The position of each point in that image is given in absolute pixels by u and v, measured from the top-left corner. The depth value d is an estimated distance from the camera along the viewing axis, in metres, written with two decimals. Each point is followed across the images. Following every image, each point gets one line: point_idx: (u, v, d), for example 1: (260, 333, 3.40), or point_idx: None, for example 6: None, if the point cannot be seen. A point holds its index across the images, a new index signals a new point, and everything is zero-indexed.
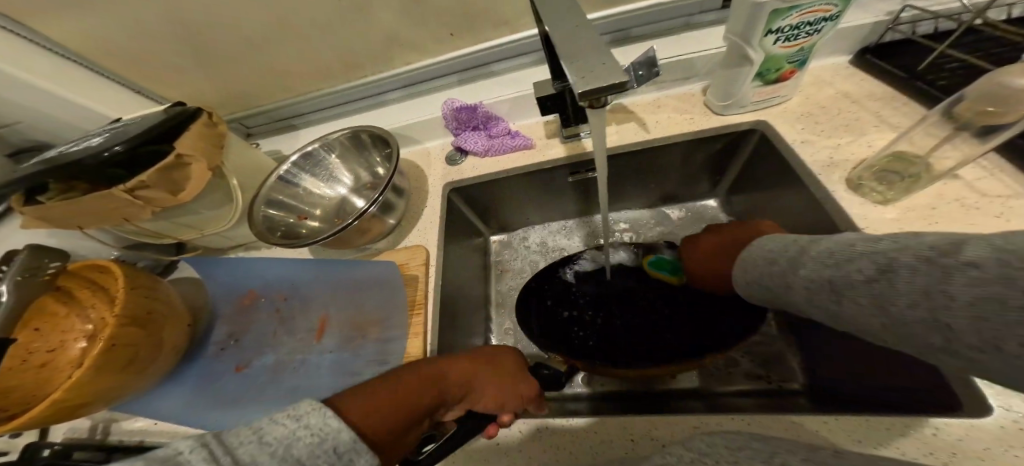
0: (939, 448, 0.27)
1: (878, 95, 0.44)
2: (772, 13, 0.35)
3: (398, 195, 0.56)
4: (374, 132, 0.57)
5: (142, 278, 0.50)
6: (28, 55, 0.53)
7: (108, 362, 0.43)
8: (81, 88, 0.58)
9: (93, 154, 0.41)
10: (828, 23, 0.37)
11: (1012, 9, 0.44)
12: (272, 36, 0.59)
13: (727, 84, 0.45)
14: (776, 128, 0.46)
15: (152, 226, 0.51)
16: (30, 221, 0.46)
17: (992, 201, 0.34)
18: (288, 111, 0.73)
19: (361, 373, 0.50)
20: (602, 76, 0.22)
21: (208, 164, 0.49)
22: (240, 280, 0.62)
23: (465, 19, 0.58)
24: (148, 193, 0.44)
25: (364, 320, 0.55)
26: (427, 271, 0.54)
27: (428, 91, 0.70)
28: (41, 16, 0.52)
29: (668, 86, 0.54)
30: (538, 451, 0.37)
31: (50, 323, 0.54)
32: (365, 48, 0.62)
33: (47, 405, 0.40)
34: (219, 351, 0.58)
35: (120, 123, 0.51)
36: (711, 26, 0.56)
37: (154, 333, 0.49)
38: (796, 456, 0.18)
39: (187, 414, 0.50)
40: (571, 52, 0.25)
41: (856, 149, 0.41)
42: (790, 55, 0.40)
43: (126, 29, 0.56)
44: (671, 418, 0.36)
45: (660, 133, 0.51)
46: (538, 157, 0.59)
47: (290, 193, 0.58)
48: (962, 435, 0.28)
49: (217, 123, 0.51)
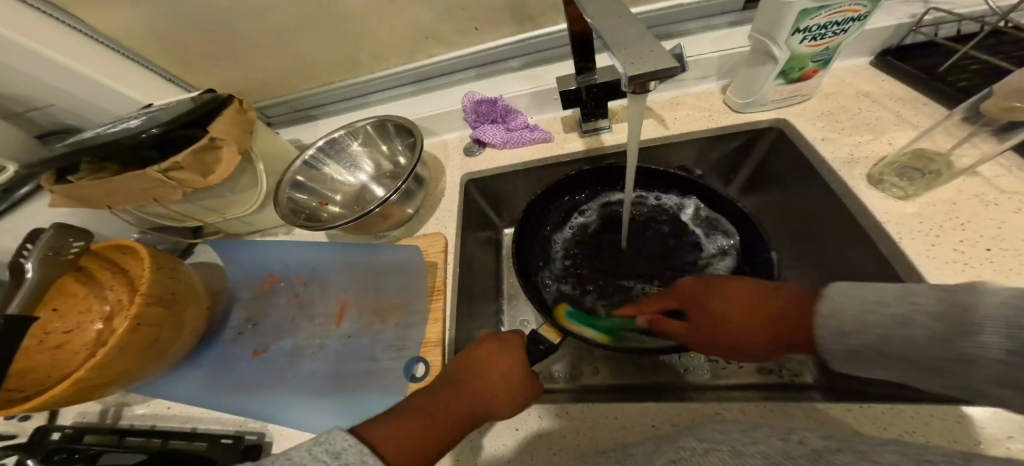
0: (963, 435, 0.30)
1: (899, 95, 0.46)
2: (802, 12, 0.36)
3: (419, 184, 0.57)
4: (399, 122, 0.58)
5: (166, 260, 0.51)
6: (64, 38, 0.54)
7: (134, 341, 0.44)
8: (111, 71, 0.59)
9: (130, 135, 0.43)
10: (855, 23, 0.38)
11: None
12: (299, 27, 0.60)
13: (748, 82, 0.47)
14: (795, 126, 0.47)
15: (178, 207, 0.52)
16: (59, 199, 0.47)
17: (1011, 198, 0.35)
18: (308, 101, 0.74)
19: (379, 358, 0.51)
20: (650, 62, 0.23)
21: (238, 148, 0.50)
22: (259, 265, 0.63)
23: (491, 13, 0.60)
24: (180, 175, 0.45)
25: (382, 306, 0.56)
26: (446, 258, 0.55)
27: (447, 84, 0.71)
28: (78, 3, 0.53)
29: (687, 85, 0.56)
30: (558, 436, 0.38)
31: (69, 303, 0.55)
32: (390, 39, 0.63)
33: (72, 382, 0.41)
34: (237, 335, 0.59)
35: (153, 108, 0.52)
36: (730, 27, 0.57)
37: (176, 314, 0.50)
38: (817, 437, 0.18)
39: (205, 396, 0.51)
40: (614, 42, 0.26)
41: (877, 147, 0.43)
42: (815, 54, 0.41)
43: (159, 18, 0.57)
44: (695, 404, 0.38)
45: (678, 129, 0.52)
46: (556, 150, 0.60)
47: (312, 177, 0.60)
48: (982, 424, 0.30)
49: (247, 110, 0.53)
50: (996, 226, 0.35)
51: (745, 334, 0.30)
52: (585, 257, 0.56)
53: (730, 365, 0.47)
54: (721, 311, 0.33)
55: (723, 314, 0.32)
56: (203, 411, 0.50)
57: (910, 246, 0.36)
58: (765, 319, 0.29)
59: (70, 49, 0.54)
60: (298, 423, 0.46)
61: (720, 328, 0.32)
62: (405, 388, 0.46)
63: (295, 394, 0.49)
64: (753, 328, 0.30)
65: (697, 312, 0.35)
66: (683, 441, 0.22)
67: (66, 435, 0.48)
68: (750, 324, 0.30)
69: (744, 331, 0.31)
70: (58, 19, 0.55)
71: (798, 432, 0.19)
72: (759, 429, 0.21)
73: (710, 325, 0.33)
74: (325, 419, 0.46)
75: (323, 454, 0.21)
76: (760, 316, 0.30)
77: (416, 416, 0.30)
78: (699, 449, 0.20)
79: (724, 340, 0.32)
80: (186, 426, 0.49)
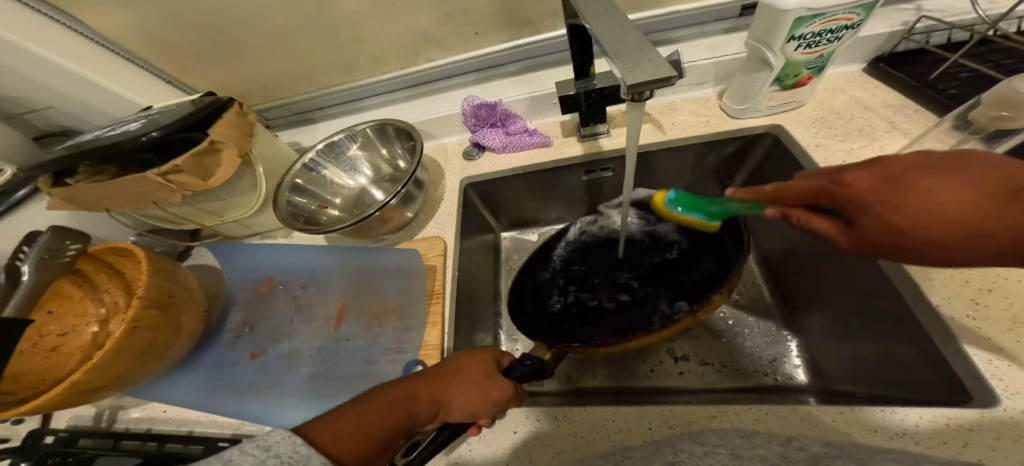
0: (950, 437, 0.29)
1: (891, 102, 0.46)
2: (797, 20, 0.37)
3: (419, 188, 0.57)
4: (398, 126, 0.59)
5: (163, 262, 0.51)
6: (63, 41, 0.54)
7: (132, 344, 0.44)
8: (110, 73, 0.59)
9: (130, 138, 0.43)
10: (848, 31, 0.39)
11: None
12: (300, 30, 0.60)
13: (744, 88, 0.47)
14: (790, 131, 0.48)
15: (176, 210, 0.52)
16: (56, 202, 0.47)
17: None
18: (308, 104, 0.75)
19: (378, 361, 0.51)
20: (648, 70, 0.24)
21: (238, 151, 0.50)
22: (258, 268, 0.63)
23: (491, 18, 0.60)
24: (179, 177, 0.45)
25: (380, 309, 0.56)
26: (445, 261, 0.55)
27: (446, 88, 0.71)
28: (79, 6, 0.54)
29: (684, 91, 0.56)
30: (555, 439, 0.38)
31: (64, 307, 0.54)
32: (390, 43, 0.64)
33: (70, 385, 0.40)
34: (233, 339, 0.58)
35: (153, 111, 0.52)
36: (726, 33, 0.58)
37: (174, 317, 0.50)
38: (810, 443, 0.19)
39: (201, 400, 0.51)
40: (614, 50, 0.26)
41: (870, 153, 0.43)
42: (809, 61, 0.42)
43: (160, 21, 0.57)
44: (694, 407, 0.37)
45: (675, 134, 0.53)
46: (554, 154, 0.61)
47: (311, 181, 0.60)
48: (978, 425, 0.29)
49: (247, 113, 0.53)
50: None
51: (956, 230, 0.21)
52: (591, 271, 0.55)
53: (726, 368, 0.47)
54: (903, 198, 0.23)
55: (914, 204, 0.23)
56: (201, 414, 0.49)
57: None
58: (996, 202, 0.20)
59: (70, 52, 0.55)
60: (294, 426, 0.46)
61: (908, 226, 0.23)
62: None
63: (293, 398, 0.49)
64: (967, 217, 0.21)
65: (859, 201, 0.25)
66: (680, 445, 0.22)
67: (60, 439, 0.48)
68: (964, 210, 0.21)
69: (957, 221, 0.21)
70: (59, 22, 0.55)
71: (795, 441, 0.19)
72: (753, 431, 0.21)
73: (899, 222, 0.23)
74: None
75: (255, 446, 0.20)
76: (991, 197, 0.20)
77: (366, 407, 0.30)
78: (693, 451, 0.20)
79: (895, 237, 0.24)
80: (182, 429, 0.48)
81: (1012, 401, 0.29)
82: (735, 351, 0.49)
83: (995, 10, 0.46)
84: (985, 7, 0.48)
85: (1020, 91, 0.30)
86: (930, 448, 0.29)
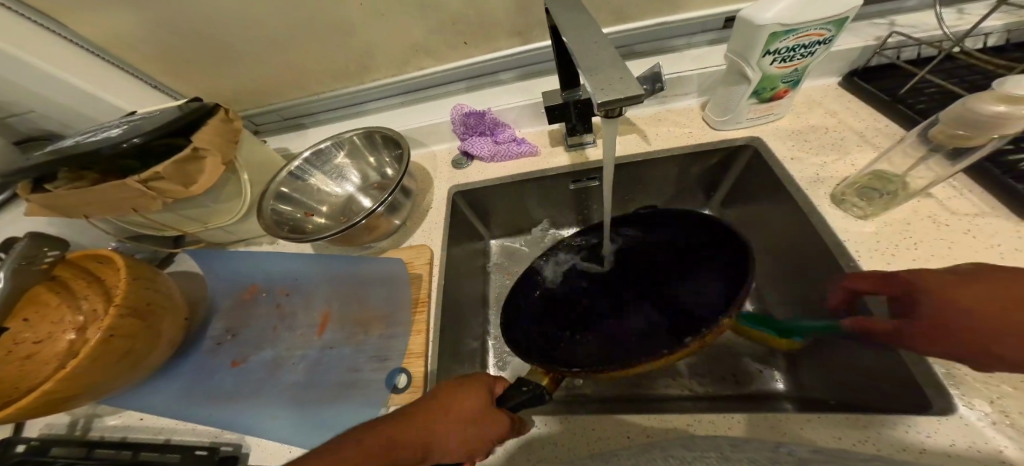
0: (911, 445, 0.29)
1: (863, 115, 0.48)
2: (771, 35, 0.38)
3: (406, 196, 0.57)
4: (386, 134, 0.59)
5: (144, 269, 0.50)
6: (42, 43, 0.54)
7: (105, 353, 0.43)
8: (94, 76, 0.59)
9: (111, 145, 0.42)
10: (821, 45, 0.40)
11: (988, 38, 0.47)
12: (288, 37, 0.60)
13: (725, 100, 0.48)
14: (769, 143, 0.49)
15: (158, 217, 0.51)
16: (34, 208, 0.46)
17: (960, 219, 0.38)
18: (298, 110, 0.75)
19: (362, 369, 0.50)
20: (618, 87, 0.24)
21: (222, 159, 0.50)
22: (240, 275, 0.62)
23: (478, 28, 0.61)
24: (160, 185, 0.44)
25: (366, 316, 0.55)
26: (431, 270, 0.55)
27: (437, 96, 0.72)
28: (64, 11, 0.54)
29: (669, 101, 0.57)
30: (533, 448, 0.38)
31: (40, 314, 0.53)
32: (379, 53, 0.64)
33: (39, 395, 0.39)
34: (215, 346, 0.57)
35: (137, 116, 0.52)
36: (711, 45, 0.59)
37: (152, 325, 0.49)
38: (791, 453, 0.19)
39: (179, 409, 0.50)
40: (589, 66, 0.27)
41: (842, 167, 0.45)
42: (785, 75, 0.43)
43: (147, 27, 0.57)
44: (670, 415, 0.37)
45: (659, 144, 0.53)
46: (541, 163, 0.61)
47: (297, 189, 0.60)
48: (934, 431, 0.29)
49: (233, 119, 0.53)
50: (946, 245, 0.37)
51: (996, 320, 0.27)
52: (572, 289, 0.52)
53: (705, 377, 0.48)
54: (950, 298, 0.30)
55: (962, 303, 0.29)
56: (178, 422, 0.48)
57: (867, 261, 0.38)
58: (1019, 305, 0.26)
59: (52, 56, 0.54)
60: (273, 433, 0.45)
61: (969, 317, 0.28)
62: (386, 399, 0.46)
63: (272, 405, 0.49)
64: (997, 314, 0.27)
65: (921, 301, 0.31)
66: (672, 452, 0.23)
67: (32, 447, 0.46)
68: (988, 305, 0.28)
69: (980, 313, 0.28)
70: (41, 25, 0.54)
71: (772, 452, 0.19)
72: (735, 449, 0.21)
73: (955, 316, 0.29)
74: (300, 431, 0.45)
75: None
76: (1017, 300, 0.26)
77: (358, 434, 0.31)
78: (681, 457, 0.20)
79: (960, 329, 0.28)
80: (159, 437, 0.47)
81: (967, 409, 0.29)
82: (718, 360, 0.49)
83: (961, 27, 0.48)
84: (950, 25, 0.49)
85: (970, 109, 0.31)
86: (890, 453, 0.29)
